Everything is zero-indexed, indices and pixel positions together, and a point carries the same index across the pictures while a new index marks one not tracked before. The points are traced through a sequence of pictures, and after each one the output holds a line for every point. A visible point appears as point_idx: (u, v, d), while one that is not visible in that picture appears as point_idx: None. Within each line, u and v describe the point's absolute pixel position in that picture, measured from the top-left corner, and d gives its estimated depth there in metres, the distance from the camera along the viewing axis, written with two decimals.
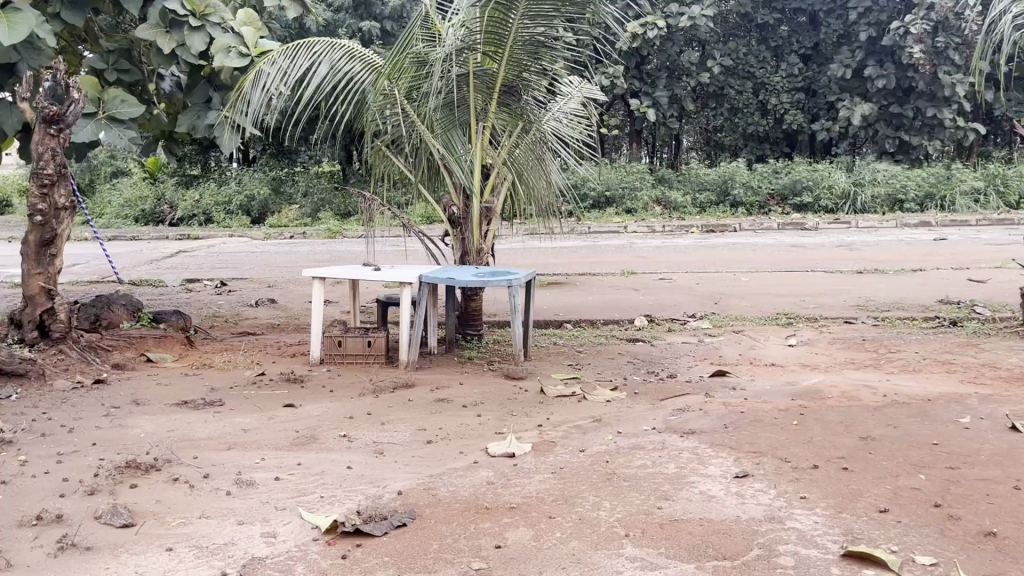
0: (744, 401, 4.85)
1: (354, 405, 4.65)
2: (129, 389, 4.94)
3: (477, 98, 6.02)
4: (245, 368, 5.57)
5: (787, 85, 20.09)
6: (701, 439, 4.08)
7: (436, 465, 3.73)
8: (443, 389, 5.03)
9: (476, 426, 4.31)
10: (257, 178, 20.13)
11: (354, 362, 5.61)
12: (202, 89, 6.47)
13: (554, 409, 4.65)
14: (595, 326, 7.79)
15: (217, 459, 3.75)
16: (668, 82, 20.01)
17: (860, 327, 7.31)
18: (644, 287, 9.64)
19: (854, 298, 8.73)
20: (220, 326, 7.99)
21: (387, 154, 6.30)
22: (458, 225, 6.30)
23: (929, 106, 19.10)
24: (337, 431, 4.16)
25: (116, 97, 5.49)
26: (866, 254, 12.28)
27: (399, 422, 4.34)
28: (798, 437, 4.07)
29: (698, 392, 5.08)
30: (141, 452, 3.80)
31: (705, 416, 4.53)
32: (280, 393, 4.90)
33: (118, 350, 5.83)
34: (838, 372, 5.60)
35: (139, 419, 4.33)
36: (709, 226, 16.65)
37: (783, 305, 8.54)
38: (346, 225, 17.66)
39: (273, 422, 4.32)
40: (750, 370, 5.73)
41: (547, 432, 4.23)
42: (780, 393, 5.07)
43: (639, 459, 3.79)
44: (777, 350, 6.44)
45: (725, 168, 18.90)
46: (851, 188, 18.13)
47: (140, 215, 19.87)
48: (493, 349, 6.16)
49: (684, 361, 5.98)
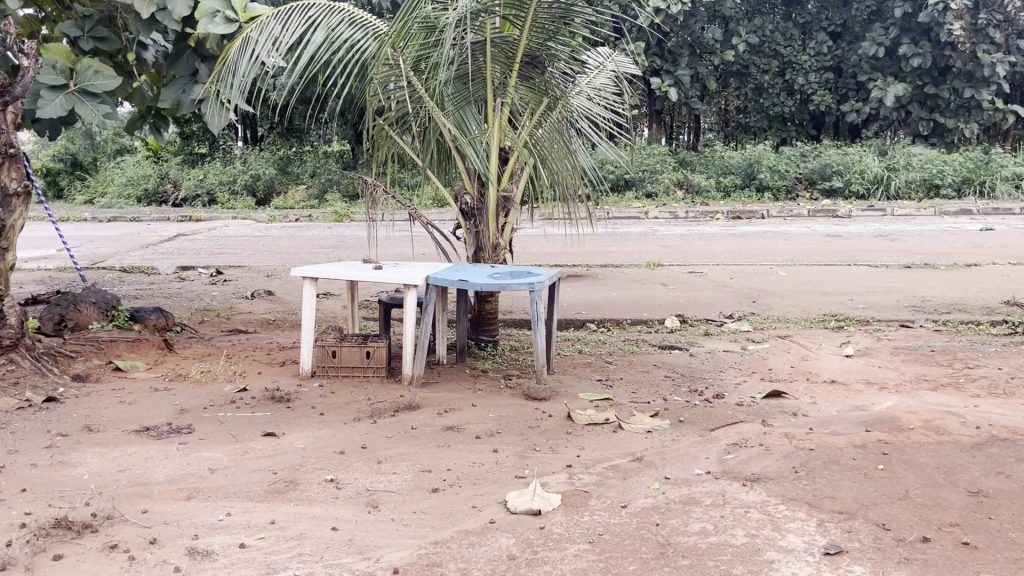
0: (810, 433, 4.09)
1: (346, 435, 3.91)
2: (84, 410, 4.20)
3: (495, 70, 5.20)
4: (223, 381, 4.82)
5: (815, 64, 19.08)
6: (768, 490, 3.33)
7: (443, 526, 2.99)
8: (453, 412, 4.27)
9: (493, 467, 3.55)
10: (264, 157, 19.42)
11: (349, 377, 4.86)
12: (187, 60, 5.71)
13: (585, 442, 3.89)
14: (623, 326, 7.05)
15: (171, 514, 3.01)
16: (691, 60, 19.14)
17: (920, 333, 6.55)
18: (672, 281, 8.86)
19: (906, 297, 7.94)
20: (209, 322, 7.28)
21: (390, 134, 5.53)
22: (471, 217, 5.51)
23: (967, 86, 18.13)
24: (322, 473, 3.43)
25: (90, 67, 4.96)
26: (909, 245, 11.46)
27: (399, 460, 3.60)
28: (889, 488, 3.31)
29: (754, 419, 4.31)
30: (77, 504, 3.07)
31: (768, 455, 3.76)
32: (261, 417, 4.16)
33: (83, 358, 5.11)
34: (912, 393, 4.84)
35: (85, 453, 3.59)
36: (735, 212, 15.80)
37: (828, 304, 7.74)
38: (353, 208, 16.90)
39: (246, 459, 3.58)
40: (807, 390, 4.94)
41: (579, 477, 3.48)
42: (851, 421, 4.30)
43: (697, 521, 3.03)
44: (833, 361, 5.67)
45: (750, 151, 18.05)
46: (884, 172, 17.19)
47: (143, 194, 19.15)
48: (510, 360, 5.38)
49: (730, 376, 5.20)
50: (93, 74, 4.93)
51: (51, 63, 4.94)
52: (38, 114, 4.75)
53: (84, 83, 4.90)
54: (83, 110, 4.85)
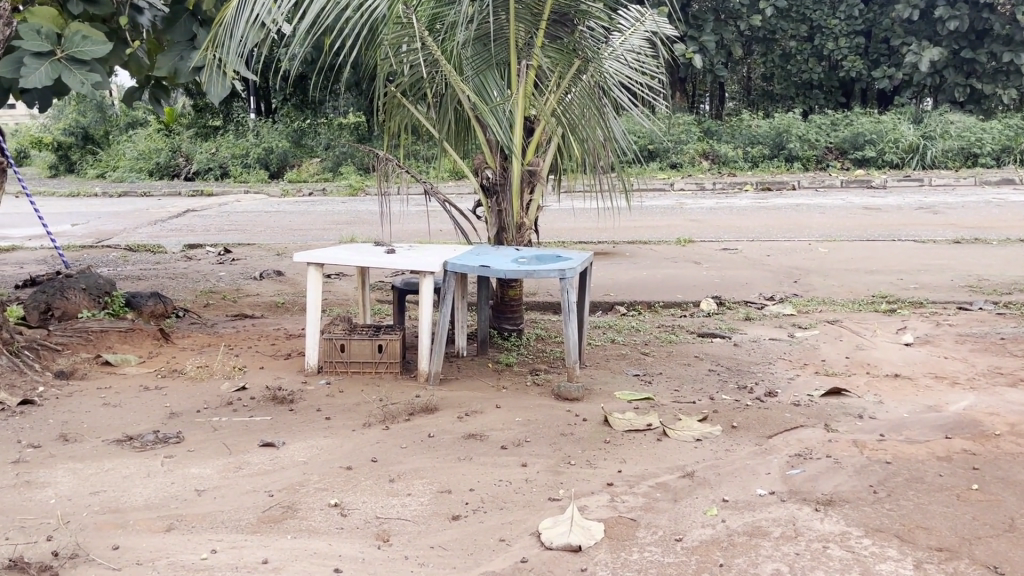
0: (882, 441, 3.58)
1: (355, 445, 3.45)
2: (61, 416, 3.75)
3: (520, 30, 4.64)
4: (221, 378, 4.36)
5: (845, 28, 18.19)
6: (847, 517, 2.85)
7: (468, 567, 2.53)
8: (474, 416, 3.80)
9: (523, 487, 3.08)
10: (277, 130, 19.00)
11: (360, 373, 4.39)
12: (184, 25, 5.24)
13: (628, 453, 3.41)
14: (655, 310, 6.59)
15: (147, 551, 2.56)
16: (716, 26, 18.46)
17: (982, 316, 6.01)
18: (706, 259, 8.31)
19: (961, 276, 7.37)
20: (215, 306, 6.85)
21: (403, 103, 5.00)
22: (493, 194, 4.96)
23: (1006, 50, 17.26)
24: (325, 496, 2.96)
25: (79, 33, 4.47)
26: (954, 218, 10.83)
27: (415, 477, 3.13)
28: (991, 516, 2.83)
29: (816, 423, 3.81)
30: (39, 539, 2.62)
31: (839, 469, 3.26)
32: (260, 423, 3.71)
33: (71, 352, 4.69)
34: (989, 388, 4.32)
35: (56, 471, 3.14)
36: (765, 183, 15.20)
37: (876, 284, 7.19)
38: (369, 181, 16.44)
39: (237, 478, 3.11)
40: (870, 385, 4.42)
41: (623, 499, 3.00)
42: (927, 424, 3.79)
43: (768, 560, 2.56)
44: (891, 350, 5.15)
45: (779, 121, 17.37)
46: (920, 141, 16.47)
47: (154, 168, 18.65)
48: (537, 352, 4.89)
49: (781, 370, 4.70)
50: (82, 40, 4.44)
51: (35, 28, 4.45)
52: (23, 83, 4.25)
53: (72, 49, 4.41)
54: (71, 80, 4.36)
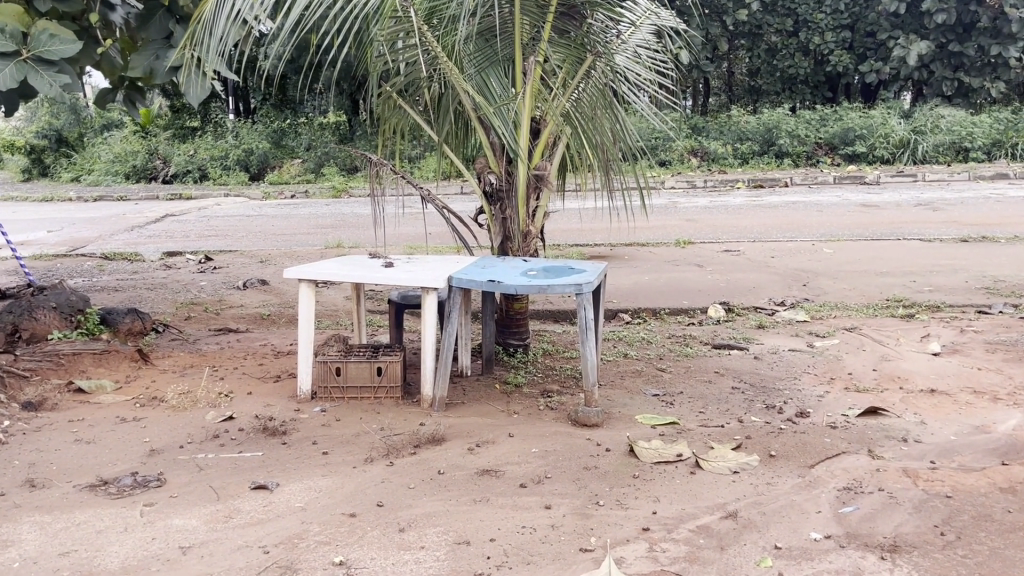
0: (936, 469, 3.27)
1: (357, 486, 3.10)
2: (28, 455, 3.38)
3: (525, 24, 4.29)
4: (207, 406, 4.00)
5: (832, 22, 17.92)
6: (919, 566, 2.54)
7: None
8: (486, 447, 3.46)
9: (550, 535, 2.74)
10: (257, 130, 18.57)
11: (358, 398, 4.04)
12: (159, 22, 4.85)
13: (662, 491, 3.08)
14: (661, 317, 6.28)
15: None
16: (702, 21, 18.19)
17: (1005, 321, 5.74)
18: (708, 262, 8.00)
19: (975, 277, 7.10)
20: (197, 319, 6.47)
21: (399, 103, 4.64)
22: (497, 200, 4.62)
23: (994, 43, 17.01)
24: (326, 552, 2.61)
25: (45, 31, 4.07)
26: (954, 215, 10.59)
27: (428, 526, 2.79)
28: None
29: (858, 449, 3.50)
30: None
31: (896, 505, 2.95)
32: (251, 460, 3.35)
33: (39, 378, 4.32)
34: None
35: (21, 525, 2.78)
36: (757, 180, 14.96)
37: (889, 287, 6.91)
38: (353, 182, 16.03)
39: (227, 530, 2.76)
40: (908, 403, 4.12)
41: (664, 548, 2.67)
42: (980, 448, 3.48)
43: None
44: (920, 360, 4.86)
45: (768, 117, 17.19)
46: (910, 136, 16.22)
47: (131, 171, 18.11)
48: (546, 370, 4.56)
49: (809, 386, 4.38)
50: (50, 39, 4.04)
51: None
52: None
53: (39, 50, 4.01)
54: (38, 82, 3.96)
